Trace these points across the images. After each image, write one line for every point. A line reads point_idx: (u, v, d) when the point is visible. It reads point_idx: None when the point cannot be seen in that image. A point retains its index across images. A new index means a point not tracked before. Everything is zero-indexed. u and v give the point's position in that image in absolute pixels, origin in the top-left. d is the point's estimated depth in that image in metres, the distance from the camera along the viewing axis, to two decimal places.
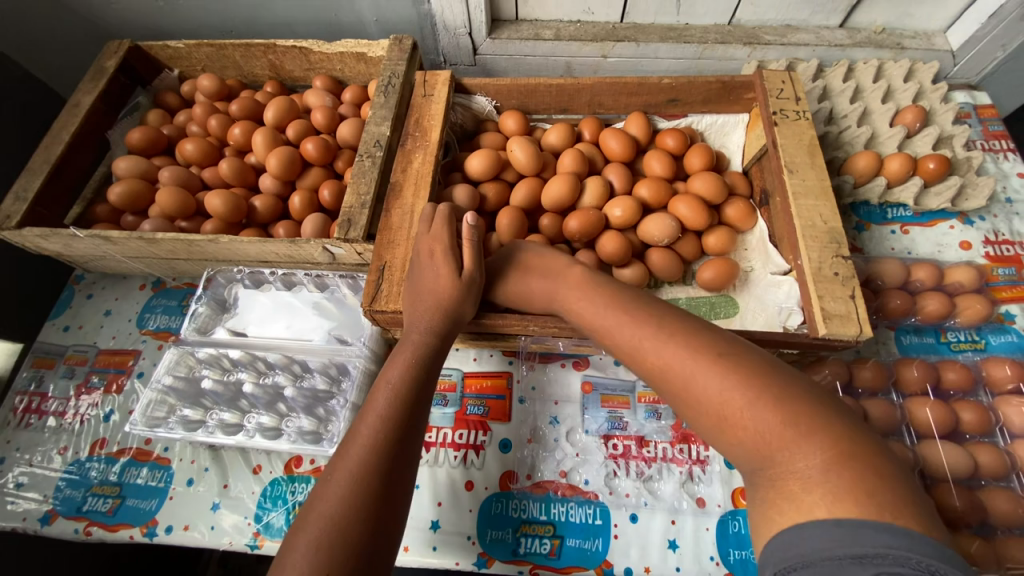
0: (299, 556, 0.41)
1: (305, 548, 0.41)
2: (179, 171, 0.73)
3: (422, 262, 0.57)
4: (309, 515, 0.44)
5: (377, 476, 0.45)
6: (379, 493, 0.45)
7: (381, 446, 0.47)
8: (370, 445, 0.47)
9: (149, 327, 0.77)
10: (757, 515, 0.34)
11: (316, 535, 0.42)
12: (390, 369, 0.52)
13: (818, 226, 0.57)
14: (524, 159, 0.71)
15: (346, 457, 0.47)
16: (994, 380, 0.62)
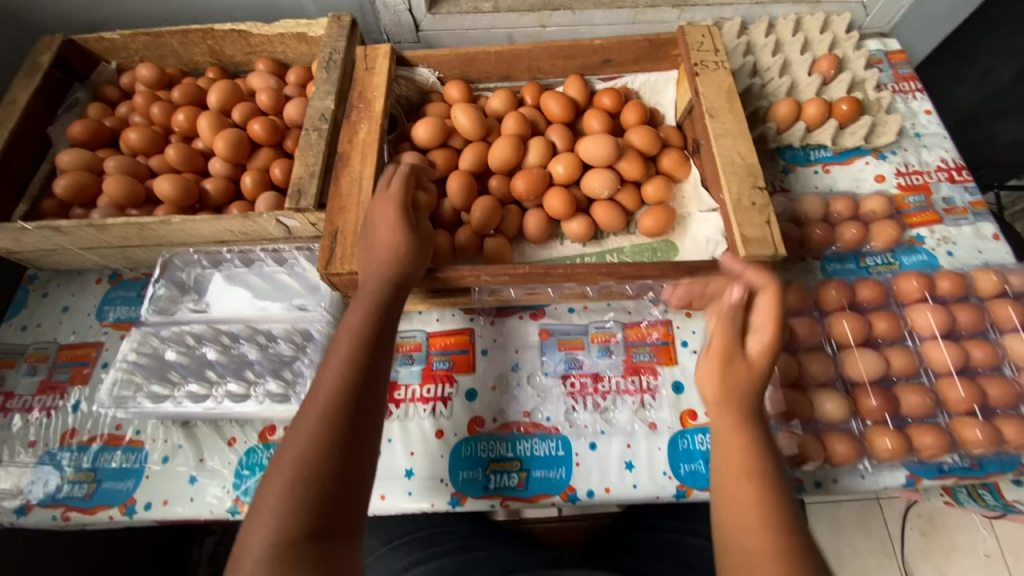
0: (272, 502, 0.44)
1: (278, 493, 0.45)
2: (125, 160, 0.74)
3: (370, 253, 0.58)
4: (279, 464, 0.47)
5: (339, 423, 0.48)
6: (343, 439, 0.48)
7: (342, 395, 0.50)
8: (335, 396, 0.50)
9: (109, 319, 0.77)
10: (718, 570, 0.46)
11: (287, 479, 0.45)
12: (347, 332, 0.54)
13: (737, 161, 0.63)
14: (468, 124, 0.74)
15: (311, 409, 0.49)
16: (904, 292, 0.67)
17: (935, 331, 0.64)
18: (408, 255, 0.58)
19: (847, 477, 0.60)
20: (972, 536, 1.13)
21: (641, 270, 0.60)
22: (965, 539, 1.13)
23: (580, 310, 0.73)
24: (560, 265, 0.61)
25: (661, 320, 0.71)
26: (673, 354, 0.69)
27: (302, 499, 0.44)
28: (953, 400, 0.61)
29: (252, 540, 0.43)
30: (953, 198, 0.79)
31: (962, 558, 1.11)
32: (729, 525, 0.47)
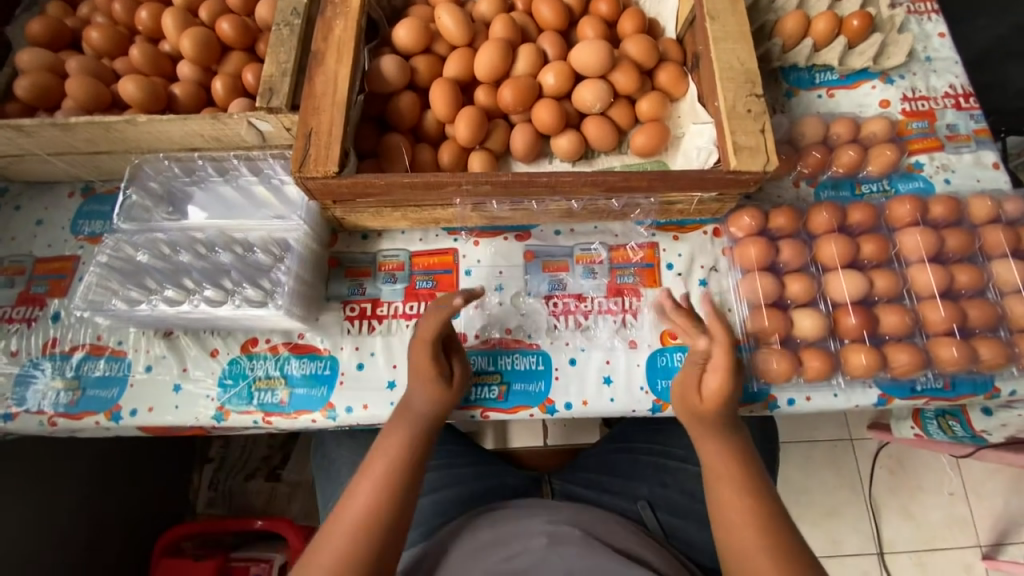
0: (358, 510, 0.54)
1: (366, 499, 0.55)
2: (88, 61, 0.70)
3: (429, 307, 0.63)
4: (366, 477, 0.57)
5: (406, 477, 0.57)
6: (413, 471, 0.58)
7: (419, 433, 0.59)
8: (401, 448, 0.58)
9: (84, 232, 0.75)
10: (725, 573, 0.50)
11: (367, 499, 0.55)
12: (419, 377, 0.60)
13: (735, 68, 0.59)
14: (453, 27, 0.69)
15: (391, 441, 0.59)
16: (896, 216, 0.66)
17: (923, 254, 0.64)
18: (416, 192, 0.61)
19: (821, 393, 0.62)
20: (938, 476, 1.19)
21: (627, 180, 0.59)
22: (932, 477, 1.18)
23: (566, 233, 0.72)
24: (544, 174, 0.59)
25: (648, 241, 0.70)
26: (658, 276, 0.68)
27: (382, 513, 0.54)
28: (933, 320, 0.62)
29: (345, 513, 0.55)
30: (958, 124, 0.76)
31: (926, 495, 1.17)
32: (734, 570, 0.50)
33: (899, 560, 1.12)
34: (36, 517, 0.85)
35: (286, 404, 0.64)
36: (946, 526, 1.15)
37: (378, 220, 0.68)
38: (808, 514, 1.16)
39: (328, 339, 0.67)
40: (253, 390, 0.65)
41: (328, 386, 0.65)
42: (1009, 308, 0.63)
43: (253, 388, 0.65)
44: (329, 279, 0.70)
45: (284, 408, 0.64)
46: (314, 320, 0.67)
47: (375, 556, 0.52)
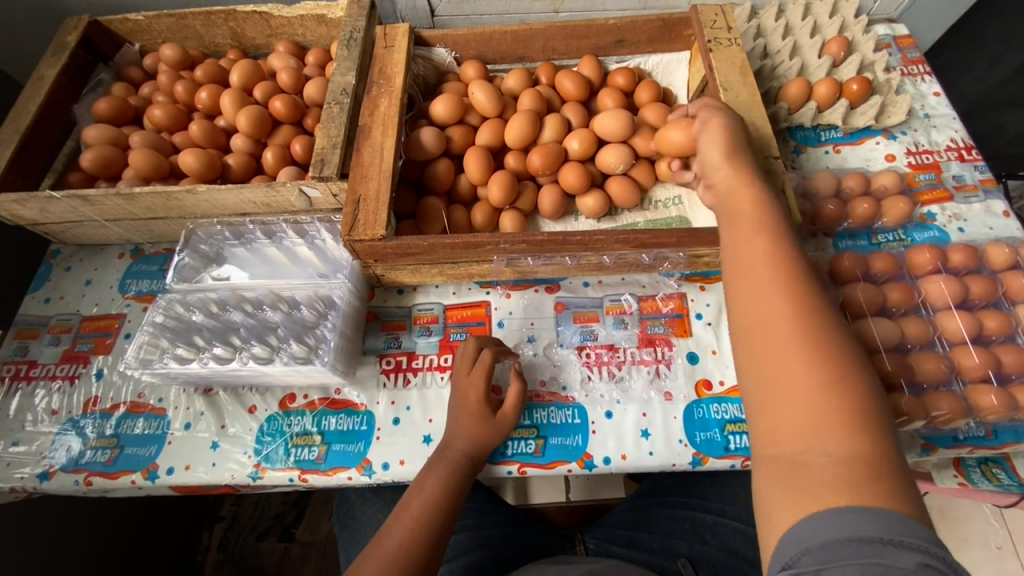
0: (393, 547, 0.55)
1: (402, 531, 0.56)
2: (149, 136, 0.76)
3: (468, 351, 0.65)
4: (403, 513, 0.58)
5: (443, 510, 0.58)
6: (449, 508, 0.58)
7: (458, 468, 0.60)
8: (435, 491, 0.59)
9: (131, 292, 0.78)
10: (774, 506, 0.38)
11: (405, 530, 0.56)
12: (458, 420, 0.62)
13: (752, 133, 0.64)
14: (485, 100, 0.75)
15: (431, 478, 0.60)
16: (917, 264, 0.68)
17: (949, 301, 0.65)
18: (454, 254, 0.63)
19: None
20: (983, 528, 1.13)
21: (658, 237, 0.62)
22: (976, 530, 1.13)
23: (595, 285, 0.74)
24: (577, 232, 0.62)
25: (676, 293, 0.72)
26: (688, 326, 0.70)
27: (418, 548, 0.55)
28: (968, 367, 0.62)
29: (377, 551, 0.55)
30: (963, 176, 0.80)
31: (973, 550, 1.11)
32: (789, 444, 0.39)
33: None
34: None
35: (323, 462, 0.64)
36: None
37: (415, 276, 0.71)
38: None
39: (364, 394, 0.68)
40: (290, 447, 0.65)
41: (365, 441, 0.65)
42: None
43: (290, 444, 0.65)
44: (366, 333, 0.72)
45: (320, 465, 0.64)
46: (352, 374, 0.69)
47: None
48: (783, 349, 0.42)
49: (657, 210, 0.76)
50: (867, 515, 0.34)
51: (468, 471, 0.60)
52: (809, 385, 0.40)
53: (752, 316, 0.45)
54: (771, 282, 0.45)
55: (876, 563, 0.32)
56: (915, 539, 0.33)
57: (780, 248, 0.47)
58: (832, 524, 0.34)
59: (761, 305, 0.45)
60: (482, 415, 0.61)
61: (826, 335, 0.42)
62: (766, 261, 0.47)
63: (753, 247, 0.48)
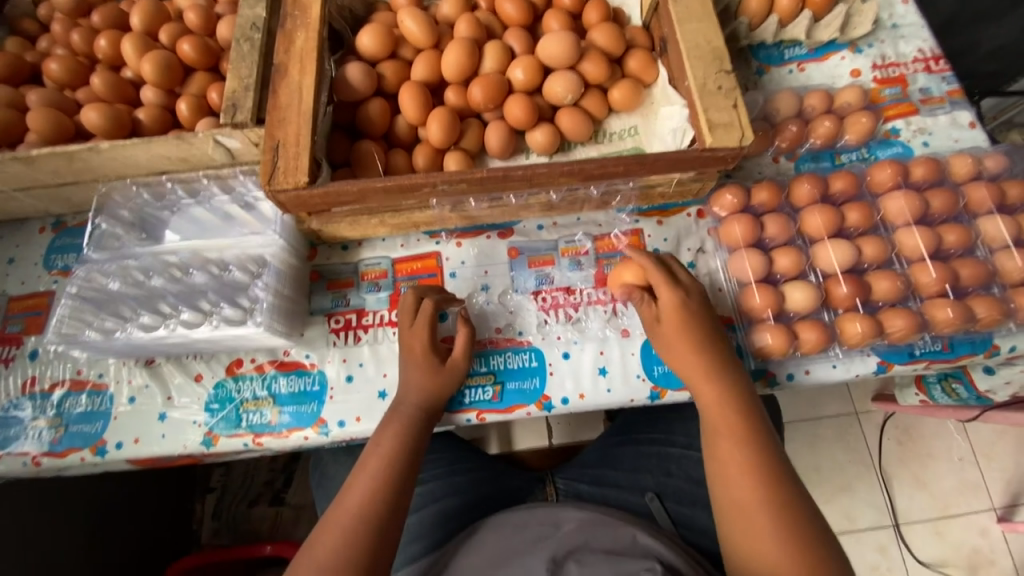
0: (354, 504, 0.54)
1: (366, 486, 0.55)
2: (49, 93, 0.68)
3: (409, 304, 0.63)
4: (364, 470, 0.56)
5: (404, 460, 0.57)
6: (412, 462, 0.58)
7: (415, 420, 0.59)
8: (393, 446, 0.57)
9: (58, 267, 0.73)
10: None
11: (369, 488, 0.55)
12: (410, 373, 0.60)
13: (702, 46, 0.58)
14: (417, 30, 0.68)
15: (387, 433, 0.58)
16: (877, 183, 0.65)
17: (908, 218, 0.63)
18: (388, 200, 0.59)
19: (820, 364, 0.60)
20: (948, 442, 1.17)
21: (604, 167, 0.57)
22: (942, 446, 1.17)
23: (549, 226, 0.71)
24: (520, 167, 0.58)
25: (632, 228, 0.69)
26: None
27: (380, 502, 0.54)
28: (924, 283, 0.61)
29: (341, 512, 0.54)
30: (930, 88, 0.76)
31: (937, 463, 1.16)
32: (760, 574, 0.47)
33: (917, 532, 1.11)
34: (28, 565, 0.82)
35: (276, 424, 0.62)
36: (961, 492, 1.13)
37: (356, 228, 0.67)
38: (821, 493, 1.15)
39: (314, 353, 0.65)
40: (241, 412, 0.63)
41: (318, 401, 0.63)
42: (999, 265, 0.62)
43: (240, 410, 0.63)
44: (311, 292, 0.68)
45: (274, 428, 0.62)
46: (299, 335, 0.66)
47: (380, 549, 0.52)
48: (735, 476, 0.52)
49: (611, 142, 0.72)
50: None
51: (422, 421, 0.59)
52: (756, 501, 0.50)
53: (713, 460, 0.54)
54: (706, 374, 0.57)
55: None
56: None
57: (711, 359, 0.57)
58: None
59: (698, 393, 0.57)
60: (431, 366, 0.60)
61: (755, 436, 0.54)
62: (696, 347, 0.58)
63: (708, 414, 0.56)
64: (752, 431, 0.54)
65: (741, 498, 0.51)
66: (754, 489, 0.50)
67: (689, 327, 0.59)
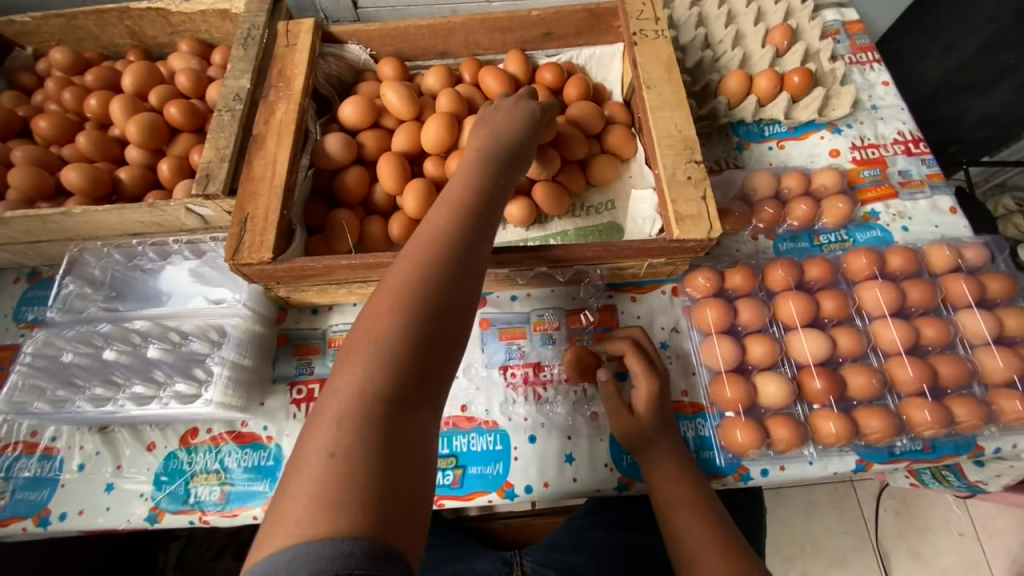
0: (348, 384, 0.35)
1: (324, 449, 0.33)
2: (33, 150, 0.69)
3: (417, 233, 0.43)
4: (320, 417, 0.35)
5: (388, 356, 0.36)
6: (384, 364, 0.36)
7: (412, 288, 0.39)
8: (402, 300, 0.39)
9: (26, 319, 0.72)
10: None
11: (366, 362, 0.36)
12: (397, 262, 0.41)
13: (674, 134, 0.58)
14: (399, 103, 0.70)
15: (364, 319, 0.38)
16: (854, 270, 0.64)
17: (884, 309, 0.62)
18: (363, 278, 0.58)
19: (796, 463, 0.58)
20: (946, 515, 1.12)
21: (571, 252, 0.56)
22: (939, 516, 1.13)
23: (523, 298, 0.70)
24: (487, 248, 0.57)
25: (605, 305, 0.68)
26: None
27: (357, 492, 0.31)
28: (901, 380, 0.59)
29: (315, 444, 0.33)
30: (909, 170, 0.76)
31: (934, 536, 1.11)
32: None
33: None
34: None
35: (224, 502, 0.60)
36: (962, 569, 1.08)
37: (325, 296, 0.66)
38: (813, 565, 1.09)
39: (273, 426, 0.63)
40: (190, 488, 0.61)
41: (271, 479, 0.61)
42: (980, 362, 0.60)
43: (190, 484, 0.61)
44: (276, 359, 0.67)
45: (222, 506, 0.60)
46: (259, 405, 0.64)
47: (390, 415, 0.35)
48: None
49: (589, 216, 0.72)
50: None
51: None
52: None
53: (686, 557, 0.52)
54: (664, 473, 0.55)
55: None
56: None
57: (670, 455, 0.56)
58: None
59: (662, 481, 0.55)
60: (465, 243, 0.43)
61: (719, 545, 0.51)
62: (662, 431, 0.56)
63: (676, 504, 0.54)
64: (711, 538, 0.52)
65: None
66: None
67: (653, 414, 0.57)
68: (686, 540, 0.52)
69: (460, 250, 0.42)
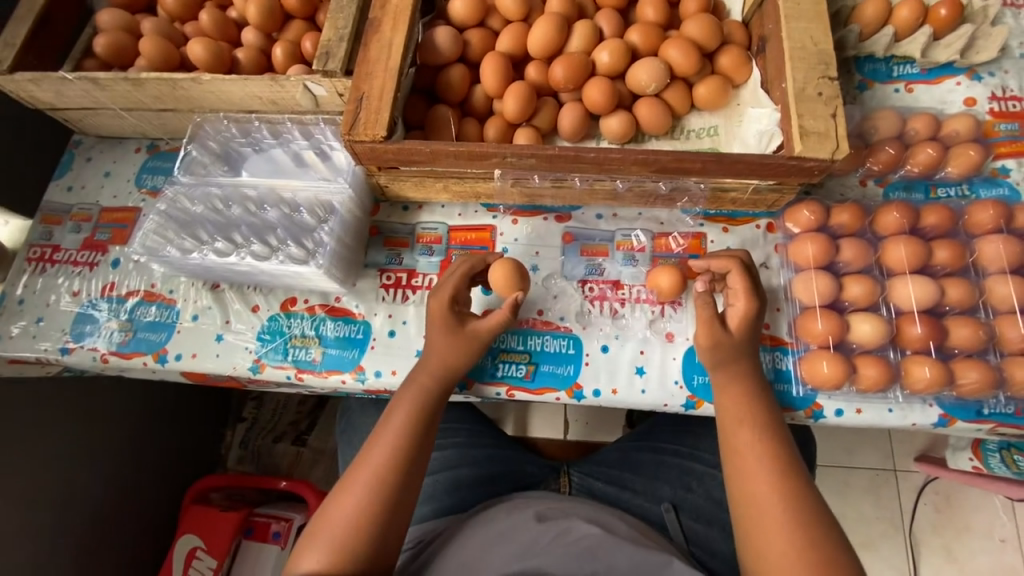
0: (373, 467, 0.56)
1: (349, 502, 0.54)
2: (161, 23, 0.73)
3: (406, 383, 0.61)
4: (352, 482, 0.55)
5: (378, 493, 0.54)
6: (385, 516, 0.53)
7: (390, 478, 0.55)
8: (398, 456, 0.57)
9: (147, 186, 0.79)
10: None
11: (378, 467, 0.56)
12: (392, 415, 0.59)
13: (808, 48, 0.56)
14: (509, 1, 0.68)
15: (357, 480, 0.55)
16: (976, 223, 0.61)
17: (1004, 265, 0.58)
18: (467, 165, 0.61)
19: (875, 405, 0.57)
20: (991, 520, 1.09)
21: (681, 161, 0.56)
22: (982, 521, 1.09)
23: (609, 217, 0.69)
24: (592, 150, 0.57)
25: (695, 231, 0.67)
26: None
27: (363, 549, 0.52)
28: (1010, 338, 0.56)
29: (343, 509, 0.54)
30: None
31: (973, 539, 1.08)
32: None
33: None
34: (76, 453, 0.90)
35: (318, 363, 0.66)
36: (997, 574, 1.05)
37: (420, 191, 0.68)
38: None
39: (363, 304, 0.68)
40: (289, 347, 0.67)
41: (360, 349, 0.66)
42: None
43: (289, 344, 0.67)
44: (367, 247, 0.70)
45: (316, 366, 0.66)
46: (351, 285, 0.68)
47: (392, 501, 0.55)
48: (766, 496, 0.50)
49: (687, 140, 0.69)
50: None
51: (444, 386, 0.60)
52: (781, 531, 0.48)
53: (739, 471, 0.53)
54: (739, 391, 0.56)
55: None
56: None
57: (750, 376, 0.57)
58: None
59: (730, 402, 0.56)
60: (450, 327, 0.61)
61: (787, 462, 0.52)
62: (730, 351, 0.57)
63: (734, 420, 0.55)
64: (783, 456, 0.53)
65: (774, 510, 0.50)
66: (784, 509, 0.49)
67: (737, 336, 0.57)
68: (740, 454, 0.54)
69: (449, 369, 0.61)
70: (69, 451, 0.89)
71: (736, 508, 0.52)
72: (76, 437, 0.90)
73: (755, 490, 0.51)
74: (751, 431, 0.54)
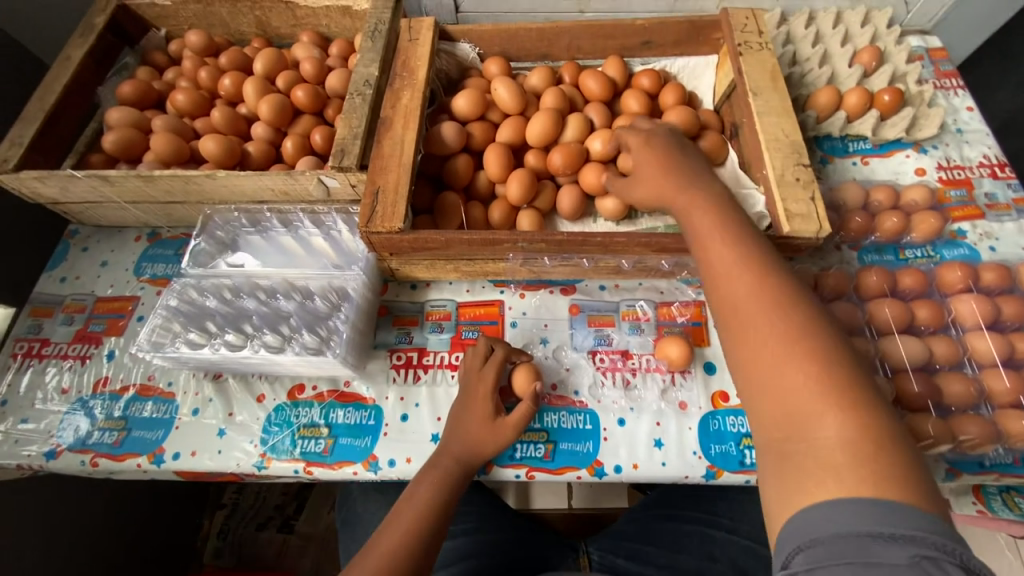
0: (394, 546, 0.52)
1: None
2: (171, 119, 0.76)
3: (418, 480, 0.58)
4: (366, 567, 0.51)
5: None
6: None
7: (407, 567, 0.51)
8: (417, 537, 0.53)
9: (146, 275, 0.78)
10: None
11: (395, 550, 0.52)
12: (386, 536, 0.53)
13: (782, 139, 0.62)
14: (508, 97, 0.74)
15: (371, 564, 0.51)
16: (947, 282, 0.66)
17: (979, 321, 0.63)
18: (483, 250, 0.64)
19: None
20: None
21: (680, 242, 0.61)
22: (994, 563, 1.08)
23: (611, 289, 0.72)
24: (598, 234, 0.61)
25: (694, 301, 0.70)
26: (706, 335, 0.68)
27: None
28: (997, 391, 0.60)
29: None
30: (996, 194, 0.77)
31: None
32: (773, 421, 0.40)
33: None
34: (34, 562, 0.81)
35: (329, 454, 0.63)
36: None
37: (430, 271, 0.70)
38: None
39: (374, 388, 0.67)
40: (297, 438, 0.65)
41: (372, 437, 0.64)
42: None
43: (297, 435, 0.65)
44: (377, 327, 0.71)
45: (326, 458, 0.63)
46: (362, 368, 0.68)
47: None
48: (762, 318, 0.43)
49: None
50: (861, 504, 0.34)
51: (464, 471, 0.59)
52: (781, 349, 0.41)
53: (728, 307, 0.46)
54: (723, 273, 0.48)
55: (864, 561, 0.32)
56: (905, 529, 0.32)
57: None
58: (822, 523, 0.34)
59: None
60: (487, 415, 0.61)
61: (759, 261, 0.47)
62: (739, 262, 0.48)
63: (755, 317, 0.44)
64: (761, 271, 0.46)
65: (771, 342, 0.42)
66: (778, 322, 0.43)
67: None
68: (777, 372, 0.41)
69: (455, 474, 0.58)
70: (30, 562, 0.80)
71: (738, 342, 0.44)
72: (39, 545, 0.82)
73: (794, 389, 0.40)
74: (792, 339, 0.41)
